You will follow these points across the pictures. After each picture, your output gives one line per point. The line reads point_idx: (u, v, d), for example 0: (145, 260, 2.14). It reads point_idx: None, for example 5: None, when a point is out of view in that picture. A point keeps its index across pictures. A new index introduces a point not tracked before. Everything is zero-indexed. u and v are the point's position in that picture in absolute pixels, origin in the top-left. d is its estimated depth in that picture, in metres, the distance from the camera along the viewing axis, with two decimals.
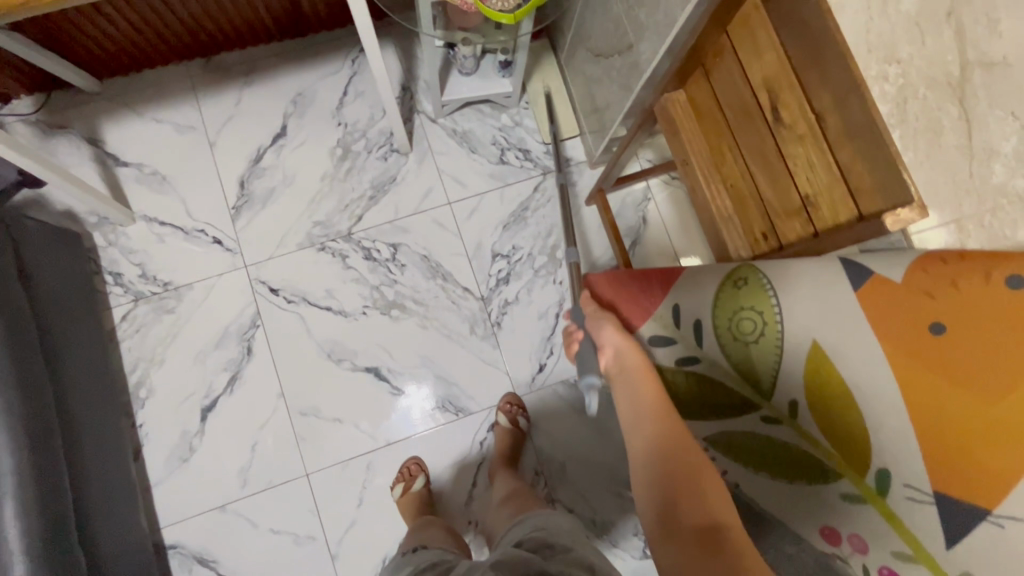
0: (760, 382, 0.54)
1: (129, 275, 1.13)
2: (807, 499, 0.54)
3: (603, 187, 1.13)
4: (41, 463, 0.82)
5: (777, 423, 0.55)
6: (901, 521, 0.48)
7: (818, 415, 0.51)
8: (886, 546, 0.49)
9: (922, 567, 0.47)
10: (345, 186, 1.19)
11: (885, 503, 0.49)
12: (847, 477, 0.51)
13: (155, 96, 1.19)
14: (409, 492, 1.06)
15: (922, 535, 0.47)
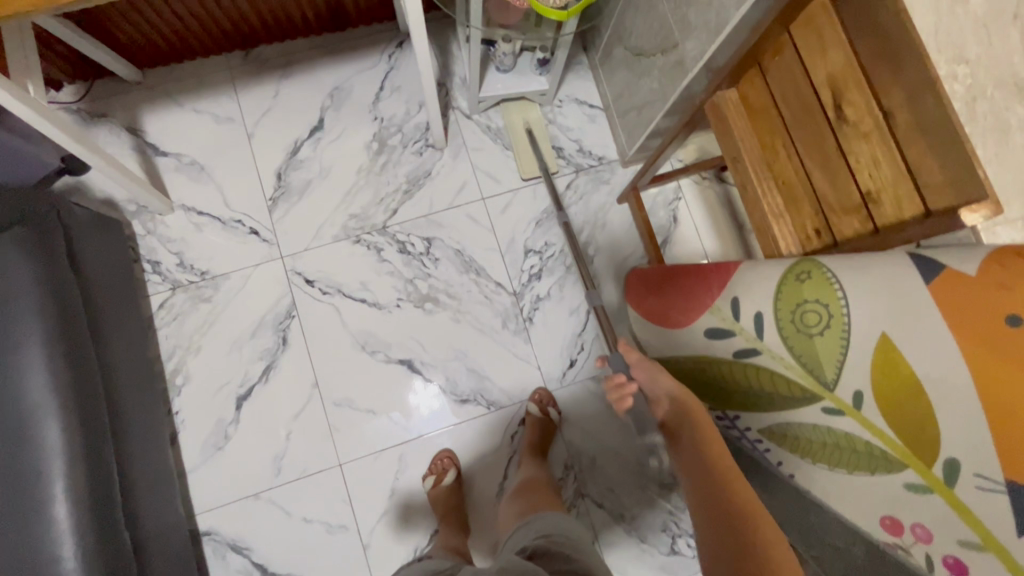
0: (824, 372, 0.55)
1: (166, 264, 1.14)
2: (870, 490, 0.55)
3: (637, 185, 1.15)
4: (91, 445, 0.83)
5: (839, 415, 0.55)
6: (971, 512, 0.47)
7: (883, 404, 0.52)
8: (953, 534, 0.49)
9: (991, 556, 0.47)
10: (380, 179, 1.21)
11: (954, 493, 0.48)
12: (913, 467, 0.51)
13: (194, 87, 1.20)
14: (440, 485, 1.07)
15: (996, 529, 0.46)
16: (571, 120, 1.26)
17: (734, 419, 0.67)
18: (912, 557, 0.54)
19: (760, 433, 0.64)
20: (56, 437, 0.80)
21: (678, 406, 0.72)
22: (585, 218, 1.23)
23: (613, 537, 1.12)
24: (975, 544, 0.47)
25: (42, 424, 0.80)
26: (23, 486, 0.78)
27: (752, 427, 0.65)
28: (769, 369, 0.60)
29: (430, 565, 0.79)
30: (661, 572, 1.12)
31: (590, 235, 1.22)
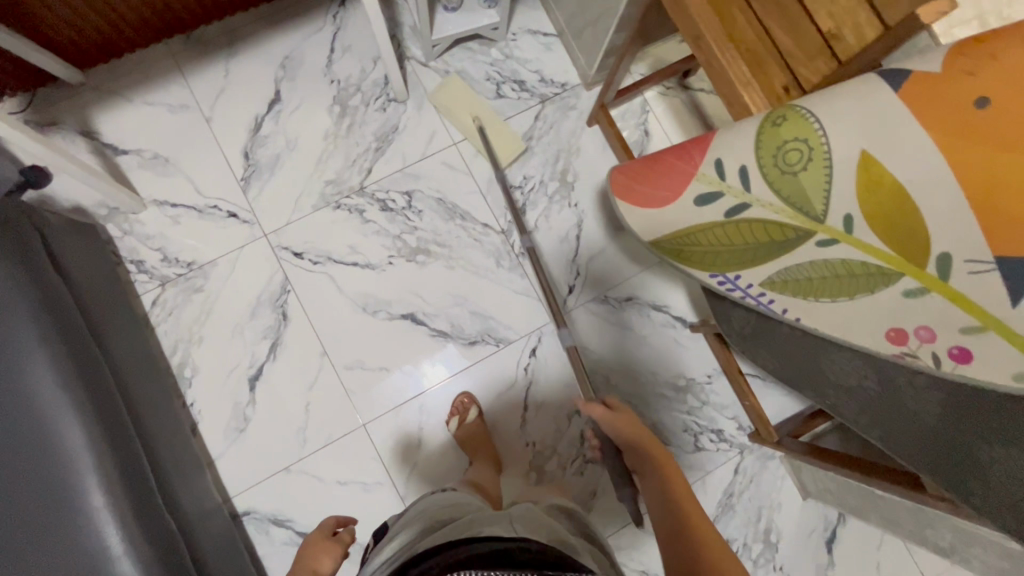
0: (813, 207, 0.58)
1: (150, 261, 1.13)
2: (872, 310, 0.60)
3: (605, 101, 1.15)
4: (118, 440, 0.83)
5: (834, 244, 0.59)
6: (965, 298, 0.56)
7: (875, 223, 0.57)
8: (955, 324, 0.57)
9: (988, 331, 0.55)
10: (349, 142, 1.19)
11: (947, 285, 0.57)
12: (909, 273, 0.58)
13: (141, 79, 1.17)
14: (465, 424, 1.10)
15: (986, 303, 0.55)
16: (528, 51, 1.25)
17: (736, 280, 0.66)
18: (915, 361, 0.61)
19: (761, 287, 0.65)
20: (78, 433, 0.80)
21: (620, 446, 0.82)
22: (558, 146, 1.23)
23: None
24: (974, 327, 0.56)
25: (63, 424, 0.80)
26: (57, 489, 0.79)
27: (753, 283, 0.66)
28: (760, 220, 0.61)
29: (452, 502, 0.79)
30: (690, 470, 1.18)
31: (567, 163, 1.23)
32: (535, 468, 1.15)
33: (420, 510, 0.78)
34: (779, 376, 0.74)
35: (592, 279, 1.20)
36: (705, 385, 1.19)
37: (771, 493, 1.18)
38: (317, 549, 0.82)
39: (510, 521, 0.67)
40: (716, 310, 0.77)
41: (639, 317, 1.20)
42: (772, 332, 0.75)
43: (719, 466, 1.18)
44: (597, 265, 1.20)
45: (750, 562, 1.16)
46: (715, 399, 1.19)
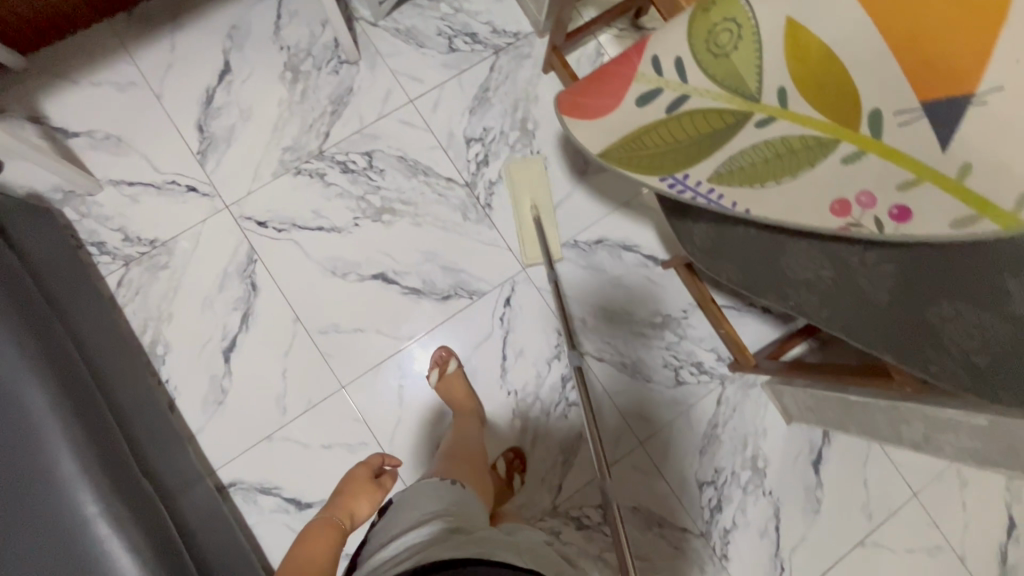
0: (748, 86, 0.61)
1: (112, 242, 1.11)
2: (817, 184, 0.61)
3: (556, 43, 1.13)
4: (88, 412, 0.82)
5: (770, 122, 0.62)
6: (897, 152, 0.59)
7: (805, 91, 0.60)
8: (894, 181, 0.59)
9: (920, 181, 0.59)
10: (304, 107, 1.18)
11: (879, 144, 0.59)
12: (844, 140, 0.60)
13: (86, 60, 1.15)
14: (447, 376, 1.07)
15: (915, 155, 0.58)
16: (477, 3, 1.24)
17: (685, 180, 0.64)
18: (862, 231, 0.61)
19: (709, 182, 0.64)
20: (41, 401, 0.79)
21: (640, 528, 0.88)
22: (515, 96, 1.22)
23: (621, 385, 1.18)
24: (910, 181, 0.59)
25: (24, 394, 0.79)
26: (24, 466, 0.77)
27: (702, 179, 0.64)
28: (701, 109, 0.62)
29: (455, 502, 0.80)
30: (673, 404, 1.18)
31: (526, 112, 1.22)
32: (519, 416, 1.15)
33: (426, 508, 0.77)
34: (743, 286, 0.73)
35: (561, 226, 1.19)
36: (681, 321, 1.20)
37: (754, 420, 1.19)
38: (356, 491, 0.84)
39: (520, 549, 0.72)
40: (676, 230, 0.75)
41: (611, 258, 1.20)
42: (729, 230, 0.74)
43: (702, 398, 1.19)
44: (564, 212, 1.20)
45: (739, 490, 1.17)
46: (692, 332, 1.19)
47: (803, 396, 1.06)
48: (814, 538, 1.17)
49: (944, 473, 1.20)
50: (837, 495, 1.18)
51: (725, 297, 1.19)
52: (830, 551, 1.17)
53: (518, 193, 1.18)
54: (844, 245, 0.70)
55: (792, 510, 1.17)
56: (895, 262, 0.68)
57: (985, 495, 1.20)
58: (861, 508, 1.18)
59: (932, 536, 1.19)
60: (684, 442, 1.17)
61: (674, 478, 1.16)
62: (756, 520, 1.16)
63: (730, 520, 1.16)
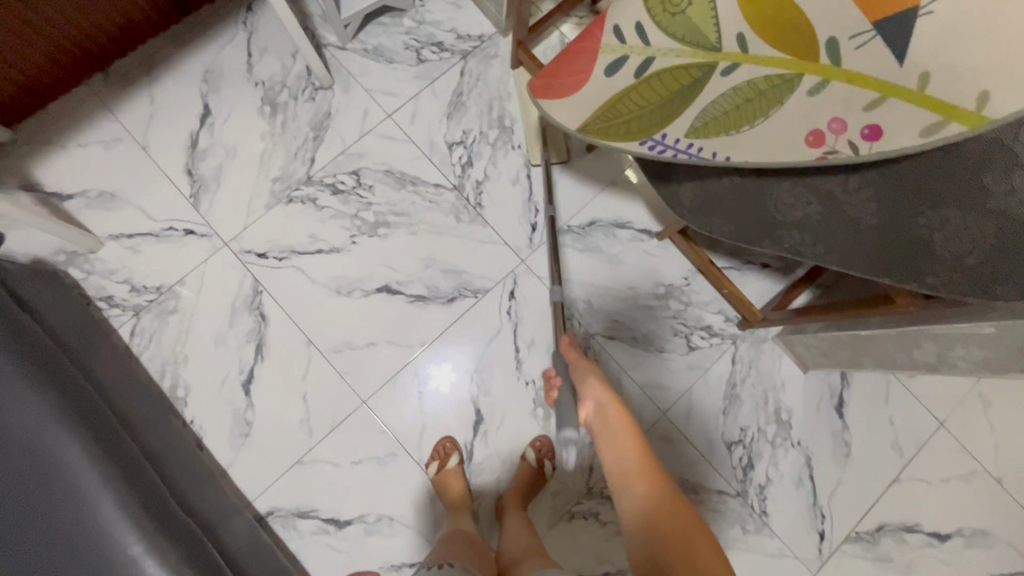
0: (708, 38, 0.64)
1: (120, 294, 1.14)
2: (790, 121, 0.63)
3: (521, 39, 1.14)
4: (120, 460, 0.84)
5: (736, 69, 0.64)
6: (858, 75, 0.60)
7: (762, 33, 0.62)
8: (859, 104, 0.61)
9: (885, 98, 0.60)
10: (286, 137, 1.21)
11: (841, 70, 0.61)
12: (808, 72, 0.62)
13: (70, 124, 1.18)
14: (444, 470, 1.09)
15: (876, 74, 0.60)
16: (439, 13, 1.28)
17: (665, 139, 0.67)
18: (839, 157, 0.63)
19: (688, 138, 0.67)
20: (76, 452, 0.81)
21: (601, 411, 0.98)
22: (489, 96, 1.25)
23: (635, 359, 1.19)
24: (875, 100, 0.60)
25: (59, 448, 0.80)
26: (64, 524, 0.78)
27: (680, 136, 0.67)
28: (668, 68, 0.65)
29: None
30: (689, 370, 1.19)
31: (501, 109, 1.25)
32: (540, 404, 1.16)
33: None
34: (738, 237, 0.75)
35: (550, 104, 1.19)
36: (684, 288, 1.21)
37: (771, 373, 1.20)
38: None
39: None
40: (664, 196, 0.78)
41: (606, 238, 1.22)
42: (714, 182, 0.76)
43: (716, 360, 1.20)
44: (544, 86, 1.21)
45: (768, 444, 1.18)
46: (696, 297, 1.21)
47: (815, 342, 1.08)
48: (850, 481, 1.18)
49: (968, 397, 1.21)
50: (865, 435, 1.19)
51: (724, 258, 1.21)
52: (867, 492, 1.17)
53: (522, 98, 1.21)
54: (826, 177, 0.71)
55: (823, 456, 1.18)
56: (878, 184, 0.69)
57: (1010, 413, 1.21)
58: (892, 445, 1.19)
59: (966, 462, 1.19)
60: (706, 406, 1.18)
61: (702, 443, 1.17)
62: (790, 472, 1.17)
63: (764, 476, 1.17)
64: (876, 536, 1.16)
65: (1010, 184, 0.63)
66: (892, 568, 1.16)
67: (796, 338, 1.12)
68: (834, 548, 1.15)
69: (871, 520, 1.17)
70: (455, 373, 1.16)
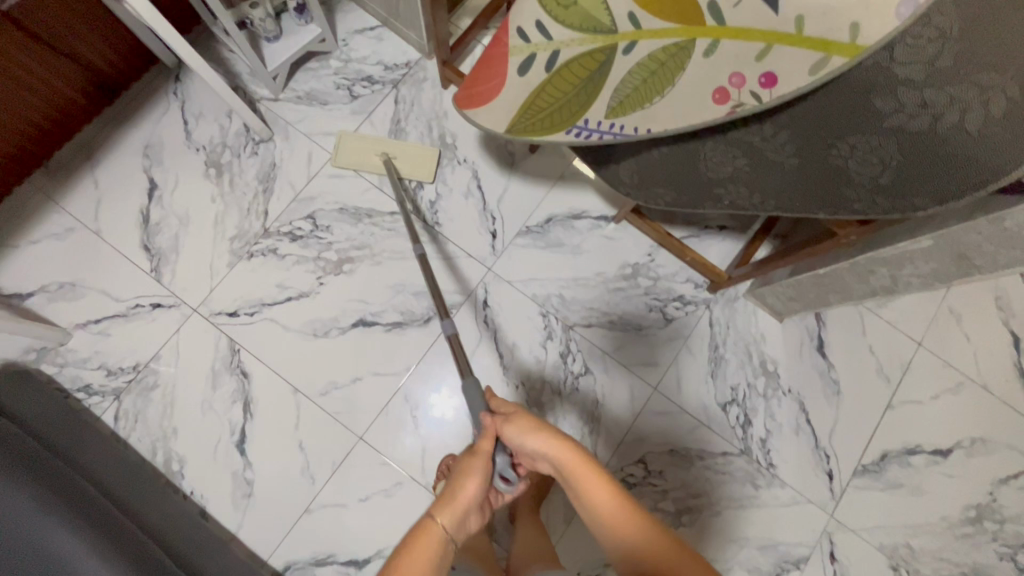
0: (604, 23, 0.68)
1: (97, 381, 1.13)
2: (694, 86, 0.67)
3: (445, 57, 1.19)
4: (122, 541, 0.83)
5: (636, 45, 0.68)
6: (743, 30, 0.64)
7: (652, 9, 0.66)
8: (750, 55, 0.64)
9: (771, 45, 0.63)
10: (236, 195, 1.22)
11: (727, 27, 0.64)
12: (699, 37, 0.66)
13: (19, 222, 1.18)
14: None
15: (758, 26, 0.63)
16: (363, 48, 1.31)
17: (587, 125, 0.71)
18: (746, 108, 0.66)
19: (608, 118, 0.70)
20: (72, 543, 0.80)
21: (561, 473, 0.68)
22: (426, 118, 1.28)
23: (616, 342, 1.21)
24: (764, 50, 0.63)
25: (56, 542, 0.80)
26: None
27: (601, 119, 0.70)
28: (574, 58, 0.69)
29: None
30: (670, 342, 1.22)
31: (441, 127, 1.28)
32: (534, 404, 1.17)
33: None
34: (680, 204, 0.80)
35: (390, 148, 1.24)
36: (649, 264, 1.24)
37: (749, 329, 1.23)
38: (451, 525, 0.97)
39: None
40: (605, 179, 0.82)
41: (565, 231, 1.25)
42: (645, 154, 0.79)
43: (695, 327, 1.22)
44: (376, 142, 1.24)
45: (761, 397, 1.20)
46: (662, 270, 1.24)
47: (783, 290, 1.11)
48: (846, 416, 1.20)
49: (938, 313, 1.25)
50: (850, 370, 1.22)
51: (681, 228, 1.24)
52: (864, 424, 1.20)
53: (361, 161, 1.22)
54: (745, 130, 0.74)
55: (815, 398, 1.21)
56: (792, 125, 0.72)
57: (980, 320, 1.25)
58: (877, 374, 1.22)
59: (951, 375, 1.23)
60: (694, 373, 1.20)
61: (698, 410, 1.19)
62: (787, 420, 1.19)
63: (764, 429, 1.19)
64: (882, 465, 1.19)
65: (896, 101, 0.67)
66: (904, 493, 1.18)
67: (765, 290, 1.15)
68: (845, 485, 1.17)
69: (875, 450, 1.19)
70: (452, 393, 1.17)
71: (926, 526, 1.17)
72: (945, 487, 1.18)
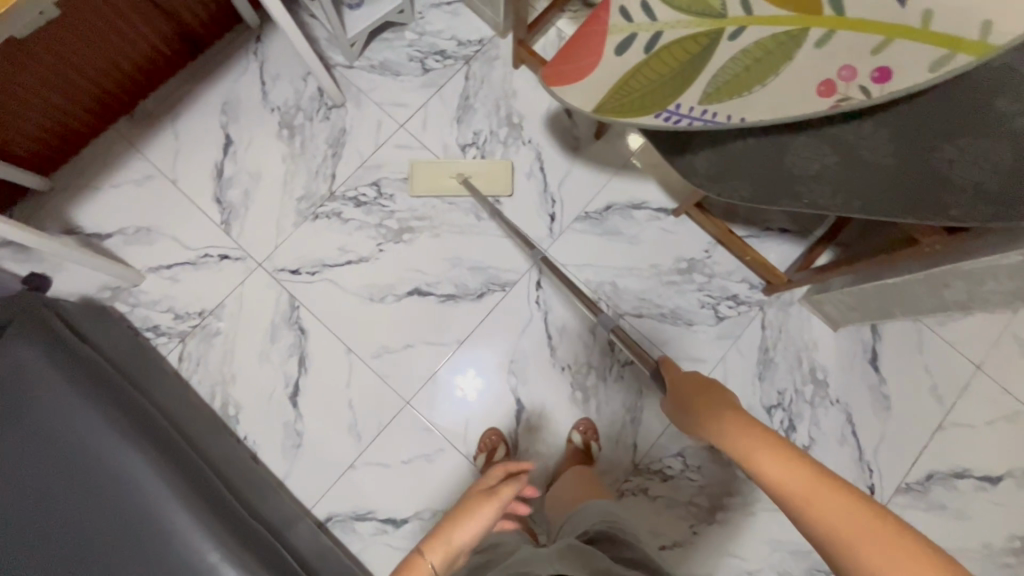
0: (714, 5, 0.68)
1: (165, 323, 1.19)
2: (799, 79, 0.67)
3: (521, 36, 1.20)
4: (187, 468, 0.87)
5: (745, 32, 0.68)
6: (864, 23, 0.63)
7: None
8: (865, 50, 0.63)
9: (892, 41, 0.62)
10: (307, 157, 1.26)
11: (847, 18, 0.64)
12: (814, 27, 0.65)
13: (103, 166, 1.24)
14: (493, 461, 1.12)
15: (879, 18, 0.62)
16: (439, 23, 1.32)
17: (677, 110, 0.71)
18: (852, 103, 0.66)
19: (701, 104, 0.71)
20: (145, 469, 0.84)
21: None
22: (494, 96, 1.29)
23: (665, 334, 1.21)
24: (881, 43, 0.63)
25: (132, 468, 0.84)
26: (139, 533, 0.81)
27: (693, 104, 0.71)
28: (675, 40, 0.70)
29: None
30: (719, 339, 1.21)
31: (508, 106, 1.29)
32: (579, 388, 1.19)
33: None
34: (760, 199, 0.78)
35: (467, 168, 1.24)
36: (706, 260, 1.23)
37: (802, 335, 1.21)
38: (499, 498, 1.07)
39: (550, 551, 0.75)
40: (680, 168, 0.80)
41: (624, 220, 1.25)
42: (728, 143, 0.78)
43: (747, 328, 1.21)
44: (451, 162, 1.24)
45: (807, 404, 1.19)
46: (718, 268, 1.23)
47: (843, 297, 1.09)
48: (893, 432, 1.18)
49: (1002, 338, 1.21)
50: (903, 386, 1.20)
51: (742, 226, 1.23)
52: (912, 442, 1.18)
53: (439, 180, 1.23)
54: (841, 127, 0.74)
55: (864, 411, 1.19)
56: (892, 127, 0.73)
57: None
58: (931, 394, 1.20)
59: (1009, 402, 1.19)
60: (741, 373, 1.20)
61: (742, 410, 1.18)
62: (832, 429, 1.18)
63: (808, 436, 1.18)
64: (927, 485, 1.16)
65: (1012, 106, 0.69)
66: (947, 515, 1.16)
67: (824, 296, 1.13)
68: (885, 501, 1.16)
69: (920, 470, 1.17)
70: (477, 376, 1.18)
71: (966, 551, 1.14)
72: (991, 514, 1.16)
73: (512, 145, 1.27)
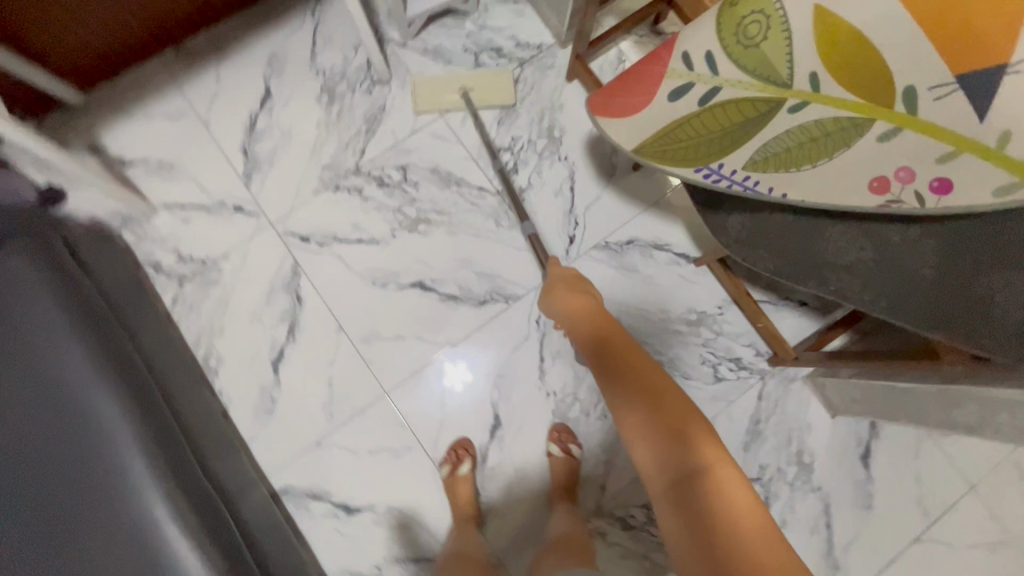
0: (779, 75, 0.65)
1: (167, 262, 1.18)
2: (855, 168, 0.66)
3: (580, 52, 1.16)
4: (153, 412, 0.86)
5: (808, 105, 0.66)
6: (935, 127, 0.62)
7: (842, 76, 0.64)
8: (930, 156, 0.63)
9: (959, 154, 0.62)
10: (341, 127, 1.24)
11: (916, 119, 0.63)
12: (880, 119, 0.64)
13: (140, 94, 1.23)
14: (456, 474, 1.10)
15: (951, 126, 0.61)
16: (501, 20, 1.29)
17: (721, 170, 0.69)
18: (901, 205, 0.66)
19: (745, 170, 0.69)
20: (111, 406, 0.82)
21: None
22: (540, 105, 1.26)
23: None
24: (949, 153, 0.62)
25: (97, 401, 0.83)
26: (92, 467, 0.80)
27: (738, 168, 0.69)
28: (733, 99, 0.67)
29: None
30: (712, 400, 1.18)
31: (552, 119, 1.26)
32: (559, 417, 1.16)
33: None
34: (784, 273, 0.74)
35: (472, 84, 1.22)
36: (716, 317, 1.20)
37: (798, 414, 1.18)
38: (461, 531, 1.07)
39: None
40: (710, 225, 0.77)
41: (642, 258, 1.21)
42: (762, 211, 0.75)
43: (743, 394, 1.18)
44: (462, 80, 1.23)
45: (787, 486, 1.15)
46: (726, 328, 1.19)
47: (848, 387, 1.05)
48: (868, 534, 1.14)
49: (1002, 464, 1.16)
50: (889, 489, 1.16)
51: (760, 291, 1.19)
52: (885, 548, 1.14)
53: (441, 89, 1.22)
54: (885, 224, 0.71)
55: (843, 505, 1.15)
56: (939, 235, 0.69)
57: None
58: (916, 503, 1.15)
59: (995, 531, 1.15)
60: (727, 439, 1.16)
61: None
62: (806, 516, 1.14)
63: (780, 518, 1.14)
64: None
65: None
66: None
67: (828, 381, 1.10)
68: None
69: None
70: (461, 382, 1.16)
71: None
72: None
73: (547, 159, 1.24)
